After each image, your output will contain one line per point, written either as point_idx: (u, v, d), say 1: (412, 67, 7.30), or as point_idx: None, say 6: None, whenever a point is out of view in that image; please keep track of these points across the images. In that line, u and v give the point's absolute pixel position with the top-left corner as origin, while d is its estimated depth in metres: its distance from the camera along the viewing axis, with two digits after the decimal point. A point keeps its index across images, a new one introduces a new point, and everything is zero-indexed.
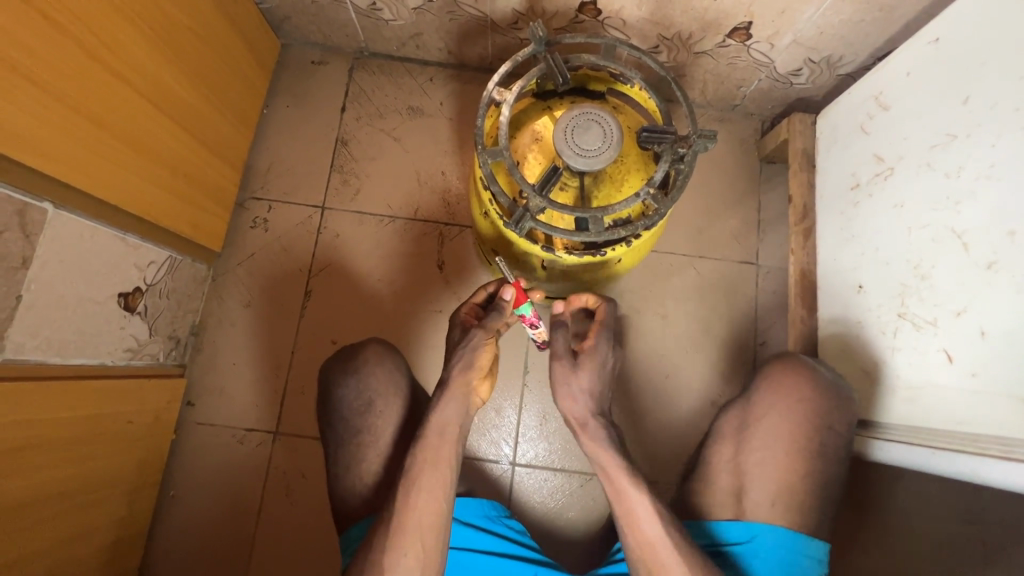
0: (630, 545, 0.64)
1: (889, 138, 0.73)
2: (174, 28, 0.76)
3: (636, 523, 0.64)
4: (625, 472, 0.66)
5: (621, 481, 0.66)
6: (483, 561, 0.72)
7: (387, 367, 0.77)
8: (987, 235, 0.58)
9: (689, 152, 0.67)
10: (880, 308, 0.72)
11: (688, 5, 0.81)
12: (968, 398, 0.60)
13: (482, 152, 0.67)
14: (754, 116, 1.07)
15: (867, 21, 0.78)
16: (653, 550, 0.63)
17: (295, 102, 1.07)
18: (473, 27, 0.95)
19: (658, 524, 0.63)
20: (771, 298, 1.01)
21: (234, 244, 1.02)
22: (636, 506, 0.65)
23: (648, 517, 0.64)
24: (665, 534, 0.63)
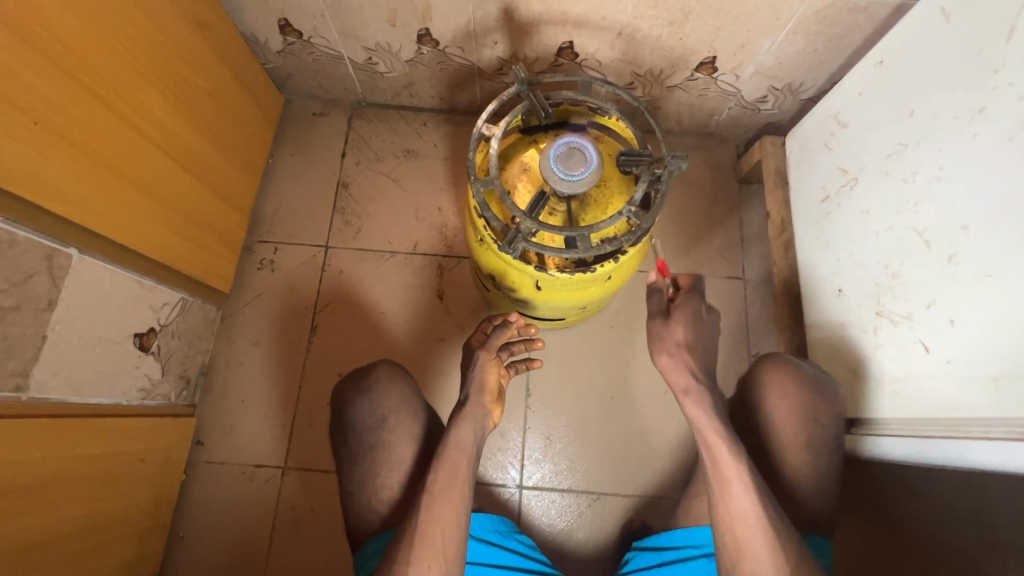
0: (717, 515, 0.64)
1: (850, 152, 0.79)
2: (190, 89, 0.83)
3: (728, 495, 0.64)
4: (729, 446, 0.66)
5: (720, 454, 0.66)
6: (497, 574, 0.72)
7: (397, 383, 0.80)
8: (945, 231, 0.63)
9: (665, 172, 0.72)
10: (859, 308, 0.76)
11: (657, 45, 0.89)
12: (946, 384, 0.63)
13: (475, 182, 0.72)
14: (728, 142, 1.14)
15: (819, 50, 0.86)
16: (740, 521, 0.62)
17: (298, 151, 1.14)
18: (462, 75, 1.03)
19: (753, 498, 0.63)
20: (761, 311, 1.05)
21: (242, 285, 1.06)
22: (734, 477, 0.64)
23: (742, 490, 0.63)
24: (755, 508, 0.62)
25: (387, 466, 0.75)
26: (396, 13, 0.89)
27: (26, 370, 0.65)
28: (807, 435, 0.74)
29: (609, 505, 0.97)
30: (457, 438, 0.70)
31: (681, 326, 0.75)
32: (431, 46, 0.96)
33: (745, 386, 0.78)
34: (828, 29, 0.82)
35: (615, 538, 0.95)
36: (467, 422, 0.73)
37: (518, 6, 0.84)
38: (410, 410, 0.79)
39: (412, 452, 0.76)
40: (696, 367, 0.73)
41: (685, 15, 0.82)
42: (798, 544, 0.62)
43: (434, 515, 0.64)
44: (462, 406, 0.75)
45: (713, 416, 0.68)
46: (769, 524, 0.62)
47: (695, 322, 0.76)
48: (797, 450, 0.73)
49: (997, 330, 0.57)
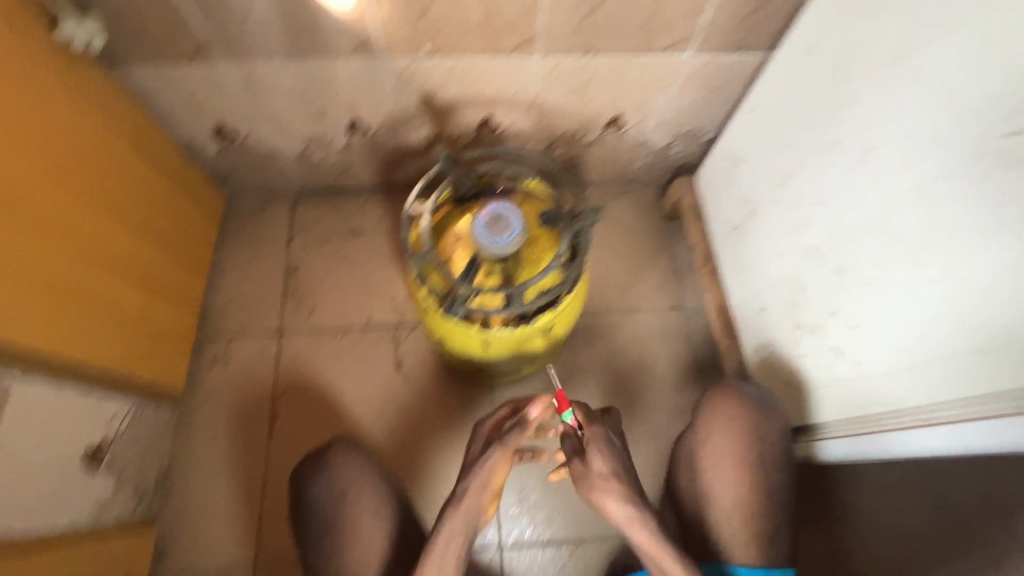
0: None
1: (747, 185, 0.89)
2: (129, 201, 0.86)
3: None
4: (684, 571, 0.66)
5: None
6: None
7: (356, 461, 0.80)
8: (830, 247, 0.71)
9: (583, 226, 0.79)
10: (779, 323, 0.83)
11: (566, 111, 0.99)
12: (858, 383, 0.70)
13: (412, 257, 0.79)
14: (649, 184, 1.24)
15: (707, 100, 0.98)
16: None
17: (244, 243, 1.17)
18: (394, 155, 1.10)
19: None
20: (704, 335, 1.11)
21: (196, 384, 1.05)
22: None
23: None
24: None
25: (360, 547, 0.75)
26: (324, 108, 0.96)
27: None
28: (755, 453, 0.78)
29: (591, 551, 0.97)
30: (445, 540, 0.70)
31: (601, 452, 0.69)
32: (361, 133, 1.03)
33: (698, 413, 0.82)
34: (710, 82, 0.93)
35: None
36: (456, 517, 0.70)
37: (435, 91, 0.92)
38: (371, 484, 0.79)
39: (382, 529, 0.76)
40: (631, 491, 0.68)
41: (585, 84, 0.92)
42: None
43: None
44: (455, 504, 0.71)
45: (662, 543, 0.66)
46: None
47: (612, 442, 0.71)
48: (746, 465, 0.77)
49: (883, 330, 0.64)
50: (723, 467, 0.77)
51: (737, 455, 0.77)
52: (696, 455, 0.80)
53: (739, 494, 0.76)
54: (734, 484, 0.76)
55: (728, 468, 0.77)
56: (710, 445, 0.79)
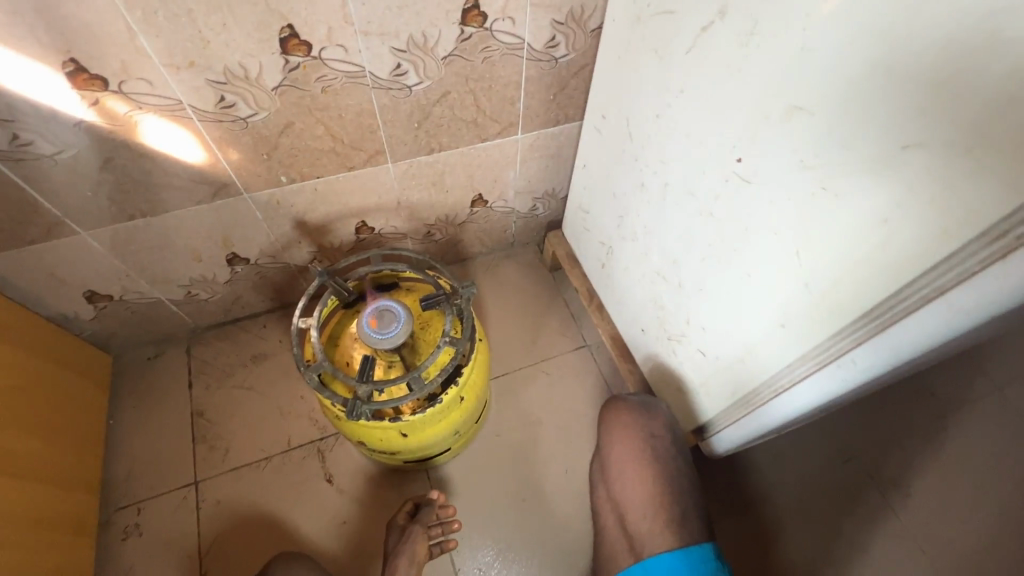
0: None
1: (599, 229, 1.02)
2: (0, 390, 0.82)
3: None
4: None
5: None
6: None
7: (299, 568, 0.84)
8: (668, 267, 0.82)
9: (464, 300, 0.86)
10: (657, 339, 0.94)
11: (432, 201, 1.09)
12: (726, 374, 0.79)
13: (306, 371, 0.79)
14: (530, 244, 1.36)
15: (550, 166, 1.12)
16: None
17: (141, 400, 1.12)
18: (283, 275, 1.13)
19: None
20: (612, 366, 1.20)
21: (108, 567, 0.96)
22: None
23: None
24: None
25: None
26: (199, 250, 0.98)
27: None
28: (650, 449, 0.86)
29: None
30: None
31: None
32: (243, 264, 1.06)
33: (600, 434, 0.90)
34: (546, 151, 1.08)
35: None
36: None
37: (306, 212, 0.99)
38: None
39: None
40: None
41: (440, 176, 1.03)
42: None
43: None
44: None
45: None
46: None
47: None
48: (646, 461, 0.85)
49: (724, 325, 0.74)
50: (630, 467, 0.85)
51: (637, 454, 0.86)
52: (608, 468, 0.88)
53: (652, 487, 0.83)
54: (641, 478, 0.84)
55: (635, 465, 0.85)
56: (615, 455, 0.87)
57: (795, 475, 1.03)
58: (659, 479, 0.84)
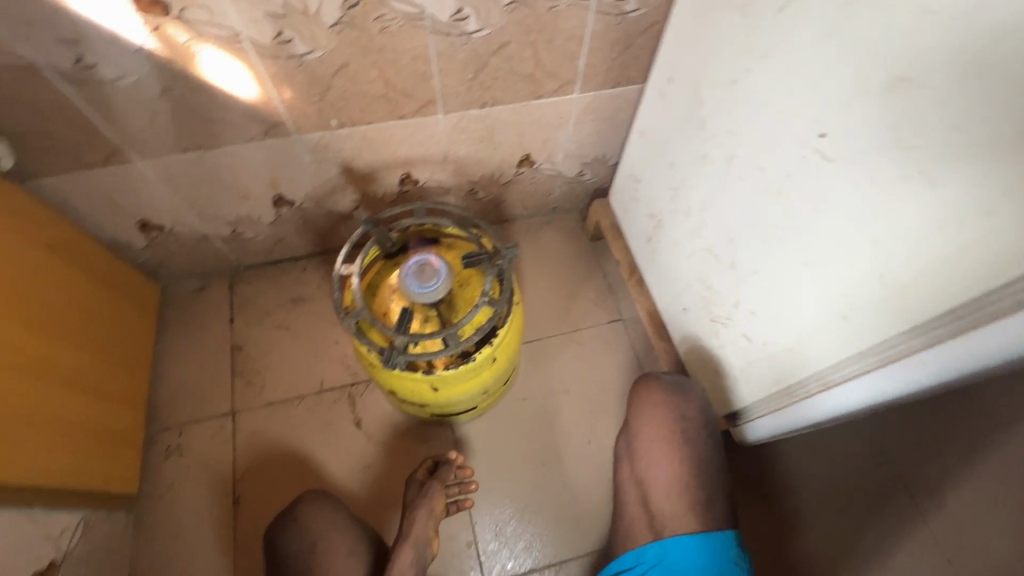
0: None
1: (650, 200, 0.98)
2: (56, 308, 0.86)
3: None
4: None
5: None
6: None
7: (325, 507, 0.85)
8: (722, 246, 0.79)
9: (505, 261, 0.85)
10: (699, 320, 0.91)
11: (479, 158, 1.06)
12: (770, 362, 0.77)
13: (346, 317, 0.80)
14: (572, 210, 1.32)
15: (604, 130, 1.07)
16: None
17: (185, 329, 1.17)
18: (325, 221, 1.14)
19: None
20: (645, 342, 1.18)
21: (151, 481, 1.03)
22: None
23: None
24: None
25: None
26: (247, 189, 0.99)
27: None
28: (680, 431, 0.85)
29: (572, 569, 1.00)
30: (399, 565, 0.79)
31: None
32: (288, 206, 1.06)
33: (629, 409, 0.89)
34: (602, 114, 1.03)
35: None
36: (408, 542, 0.82)
37: (353, 159, 0.98)
38: (340, 526, 0.84)
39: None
40: None
41: (490, 131, 1.00)
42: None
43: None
44: (404, 536, 0.83)
45: None
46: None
47: None
48: (675, 445, 0.84)
49: (775, 311, 0.71)
50: (658, 449, 0.84)
51: (665, 437, 0.85)
52: (634, 447, 0.87)
53: (680, 471, 0.82)
54: (667, 461, 0.84)
55: (663, 448, 0.84)
56: (642, 432, 0.86)
57: (824, 475, 1.02)
58: (687, 463, 0.83)
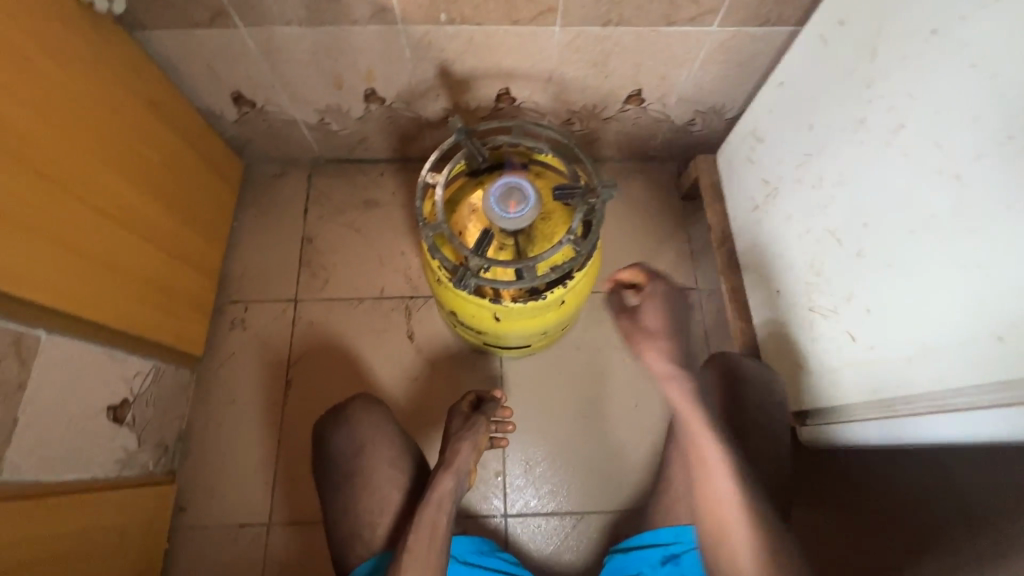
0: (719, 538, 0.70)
1: (769, 165, 0.88)
2: (148, 164, 0.87)
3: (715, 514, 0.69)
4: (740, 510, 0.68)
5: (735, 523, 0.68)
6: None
7: (374, 414, 0.82)
8: (852, 230, 0.71)
9: (598, 201, 0.78)
10: (797, 307, 0.84)
11: (585, 84, 0.97)
12: (873, 367, 0.70)
13: (424, 227, 0.77)
14: (668, 163, 1.21)
15: (731, 76, 0.94)
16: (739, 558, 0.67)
17: (262, 211, 1.18)
18: (411, 127, 1.10)
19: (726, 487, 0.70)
20: (717, 318, 1.11)
21: (214, 347, 1.08)
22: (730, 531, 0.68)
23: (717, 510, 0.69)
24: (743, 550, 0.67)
25: (375, 506, 0.76)
26: (341, 77, 0.95)
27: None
28: (747, 419, 0.80)
29: (593, 522, 1.00)
30: (438, 492, 0.70)
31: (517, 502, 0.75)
32: (378, 103, 1.02)
33: (695, 384, 0.85)
34: (735, 57, 0.90)
35: (599, 553, 0.98)
36: (450, 470, 0.73)
37: (453, 63, 0.91)
38: (388, 439, 0.81)
39: (401, 496, 0.77)
40: None
41: (605, 56, 0.90)
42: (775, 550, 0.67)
43: (409, 558, 0.64)
44: (446, 463, 0.74)
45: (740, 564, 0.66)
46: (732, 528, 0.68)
47: None
48: (740, 431, 0.79)
49: (900, 313, 0.64)
50: (721, 431, 0.79)
51: (731, 420, 0.80)
52: (693, 427, 0.80)
53: (743, 459, 0.77)
54: (730, 446, 0.78)
55: (726, 431, 0.79)
56: (705, 410, 0.80)
57: None
58: (749, 453, 0.78)
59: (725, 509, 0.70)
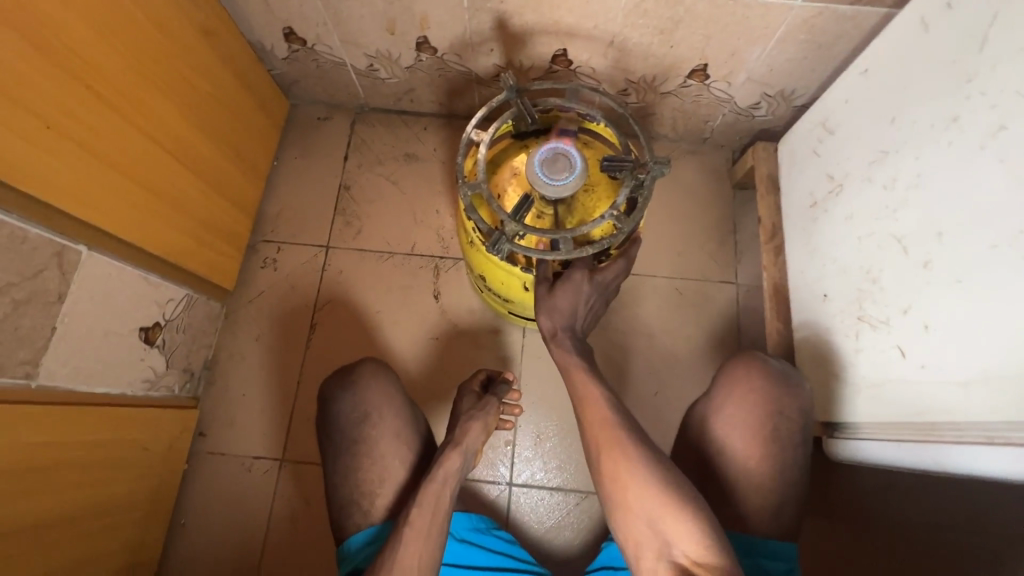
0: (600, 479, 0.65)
1: (836, 159, 0.82)
2: (197, 93, 0.87)
3: (597, 461, 0.65)
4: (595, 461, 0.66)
5: (598, 460, 0.65)
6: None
7: (382, 382, 0.81)
8: (922, 238, 0.66)
9: (648, 177, 0.73)
10: (842, 314, 0.79)
11: (648, 53, 0.91)
12: (921, 387, 0.66)
13: (463, 185, 0.74)
14: (724, 147, 1.15)
15: (809, 58, 0.87)
16: (618, 482, 0.62)
17: (303, 154, 1.18)
18: (460, 82, 1.06)
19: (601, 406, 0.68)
20: (753, 315, 1.06)
21: (245, 283, 1.10)
22: (620, 465, 0.63)
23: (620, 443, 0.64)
24: (634, 471, 0.62)
25: (377, 476, 0.76)
26: (394, 21, 0.92)
27: (36, 359, 0.69)
28: (772, 427, 0.72)
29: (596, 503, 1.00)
30: (444, 469, 0.71)
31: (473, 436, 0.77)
32: (430, 53, 0.98)
33: (714, 381, 0.77)
34: (817, 38, 0.83)
35: (598, 533, 0.98)
36: (457, 451, 0.73)
37: (512, 16, 0.87)
38: (393, 406, 0.80)
39: (404, 468, 0.77)
40: None
41: (674, 23, 0.84)
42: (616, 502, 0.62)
43: (409, 533, 0.64)
44: (455, 444, 0.74)
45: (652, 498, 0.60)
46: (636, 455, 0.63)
47: None
48: (762, 439, 0.71)
49: (964, 334, 0.60)
50: (740, 437, 0.72)
51: (752, 427, 0.72)
52: (706, 426, 0.75)
53: (768, 470, 0.71)
54: (751, 456, 0.71)
55: (746, 439, 0.72)
56: (724, 411, 0.74)
57: (900, 518, 0.93)
58: (774, 463, 0.71)
59: (603, 432, 0.66)
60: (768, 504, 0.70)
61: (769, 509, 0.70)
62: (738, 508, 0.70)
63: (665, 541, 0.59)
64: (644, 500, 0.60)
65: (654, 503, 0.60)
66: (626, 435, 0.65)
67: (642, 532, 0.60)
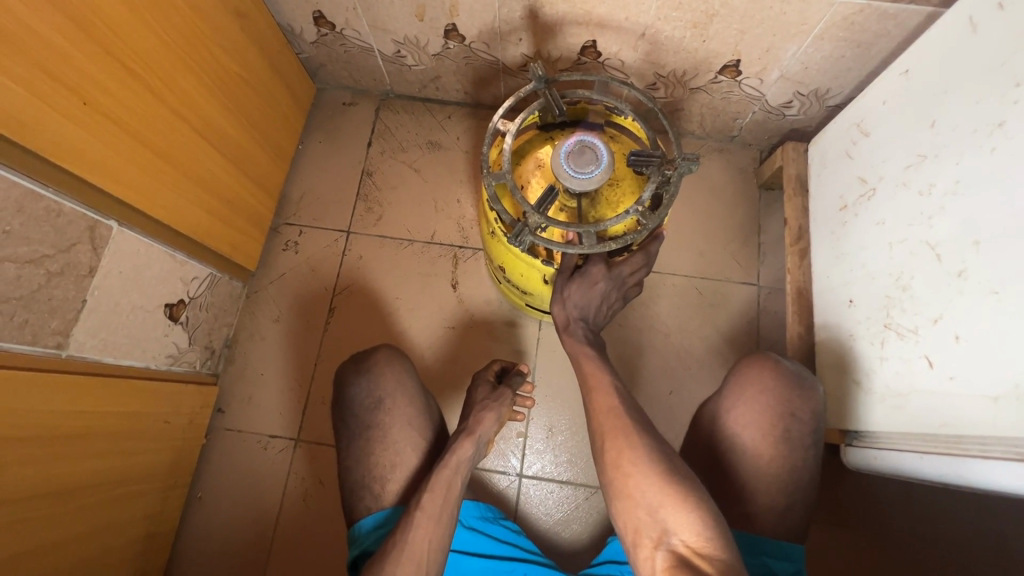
0: (602, 465, 0.65)
1: (870, 162, 0.80)
2: (227, 74, 0.87)
3: (600, 447, 0.65)
4: (597, 448, 0.66)
5: (600, 445, 0.66)
6: (477, 564, 0.76)
7: (397, 369, 0.82)
8: (958, 246, 0.64)
9: (675, 173, 0.72)
10: (868, 320, 0.78)
11: (680, 47, 0.89)
12: (948, 398, 0.64)
13: (487, 174, 0.74)
14: (752, 146, 1.13)
15: (847, 57, 0.84)
16: (620, 470, 0.62)
17: (327, 139, 1.18)
18: (487, 71, 1.06)
19: (608, 394, 0.69)
20: (773, 318, 1.05)
21: (267, 265, 1.11)
22: (624, 454, 0.63)
23: (625, 436, 0.64)
24: (639, 460, 0.61)
25: (389, 461, 0.76)
26: (424, 8, 0.91)
27: (67, 330, 0.70)
28: (784, 427, 0.71)
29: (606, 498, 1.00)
30: (456, 457, 0.71)
31: (485, 423, 0.77)
32: (457, 41, 0.98)
33: (728, 380, 0.76)
34: (856, 36, 0.80)
35: (604, 529, 0.98)
36: (469, 439, 0.74)
37: (543, 5, 0.85)
38: (407, 392, 0.81)
39: (417, 454, 0.78)
40: None
41: (708, 18, 0.82)
42: (615, 488, 0.62)
43: (420, 518, 0.65)
44: (467, 432, 0.75)
45: (652, 488, 0.59)
46: (641, 449, 0.62)
47: None
48: (774, 440, 0.71)
49: (999, 347, 0.58)
50: (750, 437, 0.71)
51: (764, 428, 0.71)
52: (720, 426, 0.74)
53: (781, 473, 0.70)
54: (762, 456, 0.70)
55: (756, 438, 0.71)
56: (736, 412, 0.73)
57: (911, 530, 0.92)
58: (785, 465, 0.70)
59: (608, 421, 0.66)
60: (781, 508, 0.69)
61: (782, 513, 0.69)
62: (750, 510, 0.70)
63: (664, 532, 0.58)
64: (643, 490, 0.60)
65: (655, 491, 0.59)
66: (630, 424, 0.65)
67: (640, 523, 0.59)
